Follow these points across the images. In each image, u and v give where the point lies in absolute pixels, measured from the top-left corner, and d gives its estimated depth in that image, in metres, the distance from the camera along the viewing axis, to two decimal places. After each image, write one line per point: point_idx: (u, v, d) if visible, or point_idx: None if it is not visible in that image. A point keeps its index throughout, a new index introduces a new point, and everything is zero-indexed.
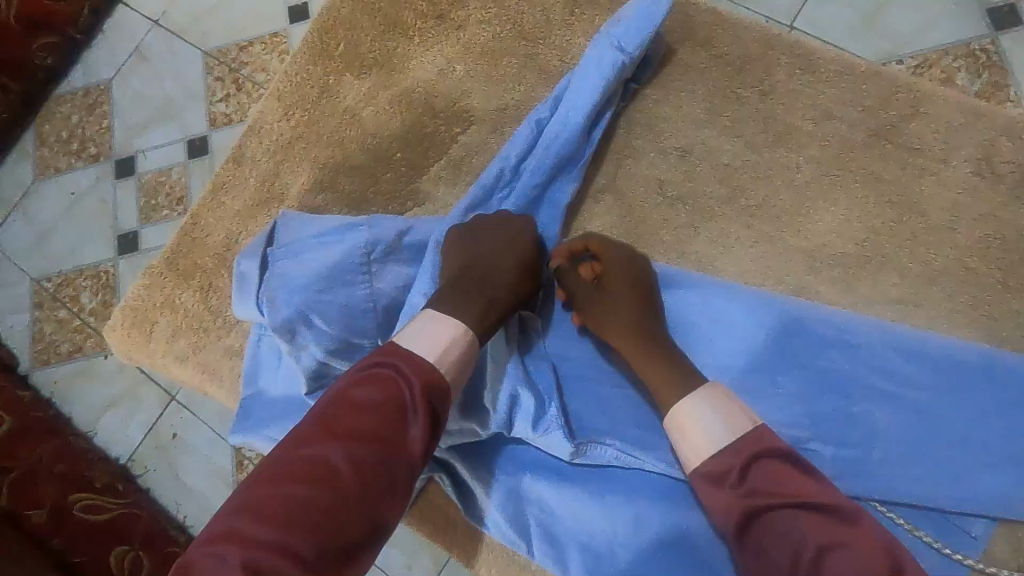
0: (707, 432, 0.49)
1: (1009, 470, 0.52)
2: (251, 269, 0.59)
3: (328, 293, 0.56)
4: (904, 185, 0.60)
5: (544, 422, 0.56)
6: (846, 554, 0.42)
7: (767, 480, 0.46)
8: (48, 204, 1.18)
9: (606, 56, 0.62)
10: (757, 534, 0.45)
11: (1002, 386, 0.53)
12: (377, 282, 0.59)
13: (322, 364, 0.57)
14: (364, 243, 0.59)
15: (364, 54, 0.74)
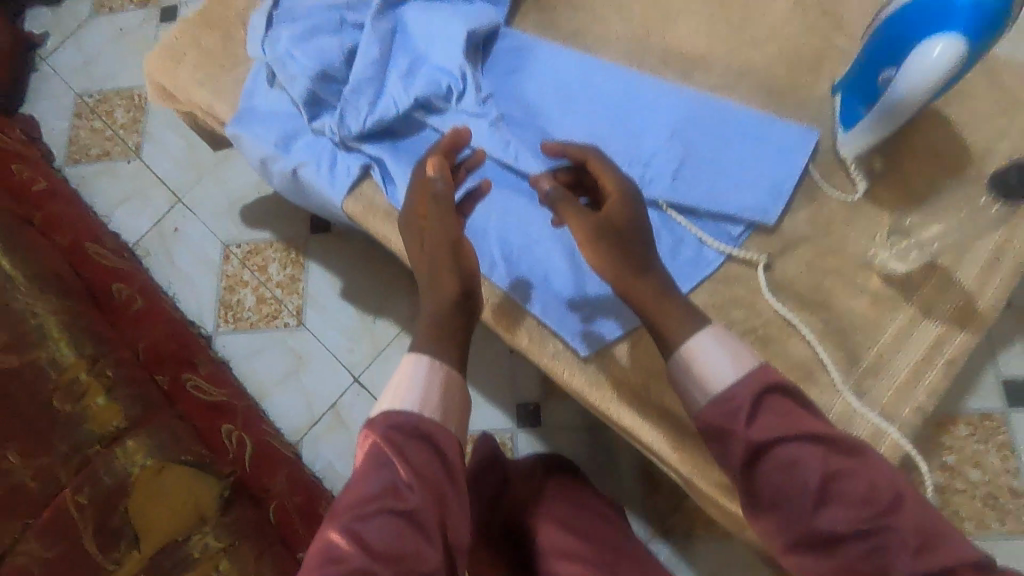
0: (725, 369, 0.60)
1: (765, 193, 0.74)
2: (260, 22, 0.85)
3: (312, 40, 0.82)
4: (740, 13, 0.83)
5: (403, 144, 0.82)
6: (852, 480, 0.54)
7: (774, 413, 0.58)
8: (99, 36, 1.62)
9: None
10: (763, 467, 0.57)
11: (772, 139, 0.76)
12: (346, 37, 0.82)
13: (311, 90, 0.82)
14: (342, 11, 0.83)
15: None
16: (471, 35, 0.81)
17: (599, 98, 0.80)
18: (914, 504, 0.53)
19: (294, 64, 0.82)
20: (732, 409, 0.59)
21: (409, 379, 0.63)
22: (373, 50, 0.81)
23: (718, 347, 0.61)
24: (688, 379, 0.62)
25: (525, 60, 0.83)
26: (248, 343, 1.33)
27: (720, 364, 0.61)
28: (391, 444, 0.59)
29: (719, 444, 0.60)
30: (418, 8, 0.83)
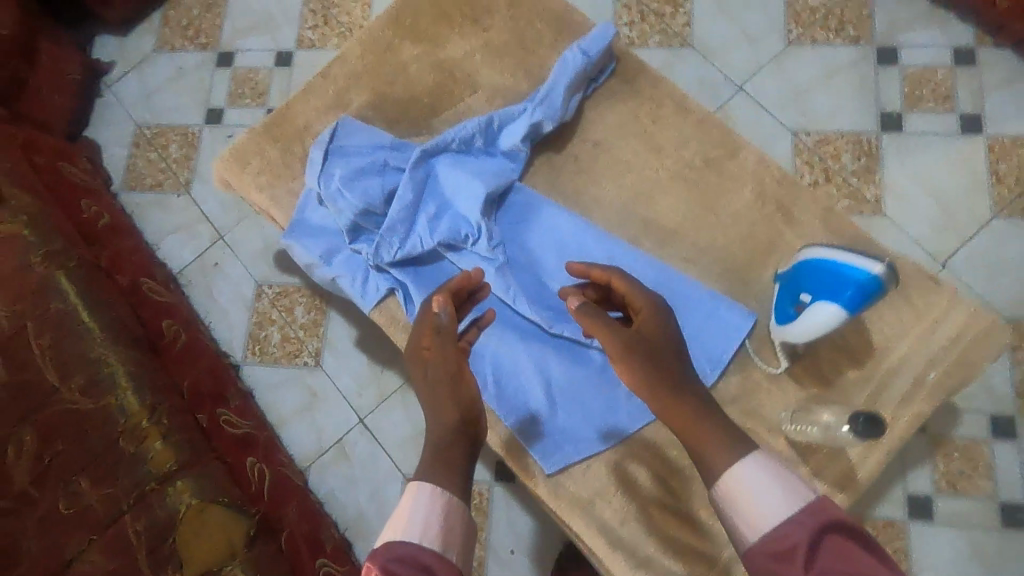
0: (774, 504, 0.68)
1: (706, 362, 0.92)
2: (318, 155, 1.02)
3: (359, 180, 0.99)
4: (713, 195, 1.00)
5: (424, 273, 1.01)
6: None
7: (834, 554, 0.63)
8: (160, 71, 1.78)
9: (537, 109, 0.99)
10: None
11: (720, 315, 0.93)
12: (387, 179, 1.01)
13: (355, 221, 1.00)
14: (387, 156, 1.02)
15: (423, 32, 1.13)
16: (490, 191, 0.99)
17: (588, 257, 0.98)
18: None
19: (342, 197, 0.99)
20: (790, 545, 0.65)
21: (419, 504, 0.74)
22: (408, 195, 0.99)
23: (767, 483, 0.70)
24: (740, 511, 0.70)
25: (531, 214, 1.00)
26: (270, 376, 1.53)
27: (769, 499, 0.69)
28: (398, 561, 0.68)
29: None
30: (449, 162, 1.00)
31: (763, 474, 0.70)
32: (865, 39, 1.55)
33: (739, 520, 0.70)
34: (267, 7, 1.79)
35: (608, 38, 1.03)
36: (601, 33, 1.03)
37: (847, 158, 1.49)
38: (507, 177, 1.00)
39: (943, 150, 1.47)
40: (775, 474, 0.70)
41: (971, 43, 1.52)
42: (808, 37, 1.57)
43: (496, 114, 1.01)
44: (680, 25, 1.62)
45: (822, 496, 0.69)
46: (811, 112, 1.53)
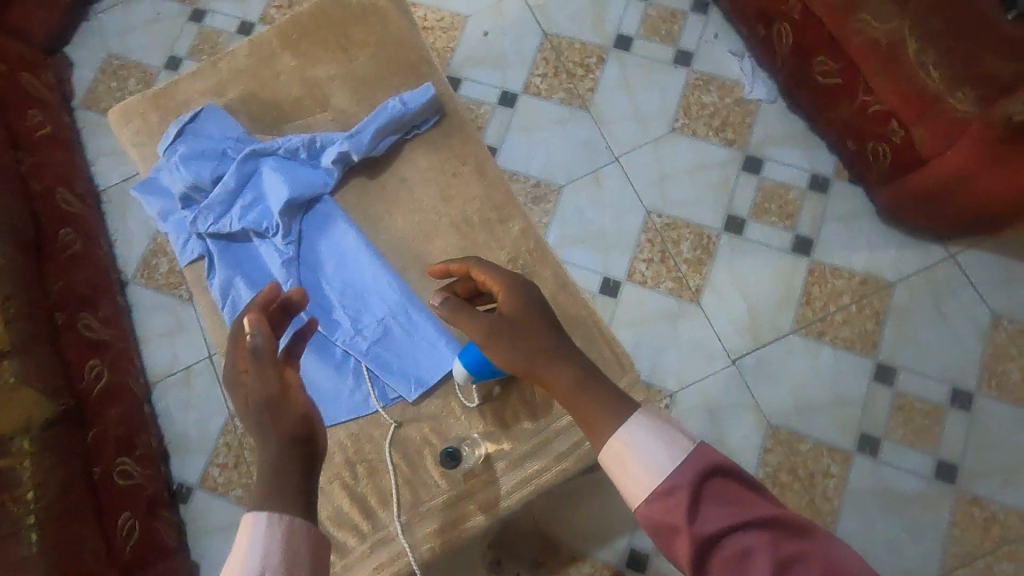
0: (660, 458, 0.82)
1: (415, 382, 1.12)
2: (173, 130, 1.23)
3: (196, 160, 1.20)
4: (476, 250, 1.18)
5: (230, 248, 1.21)
6: (801, 564, 0.73)
7: (714, 495, 0.79)
8: (141, 11, 2.00)
9: (350, 139, 1.19)
10: (719, 555, 0.76)
11: (438, 345, 1.13)
12: (220, 165, 1.21)
13: (186, 192, 1.21)
14: (226, 146, 1.22)
15: (300, 48, 1.32)
16: (295, 196, 1.18)
17: (357, 271, 1.18)
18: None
19: (179, 170, 1.20)
20: (674, 498, 0.80)
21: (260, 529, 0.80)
22: (230, 183, 1.19)
23: (650, 435, 0.85)
24: (633, 471, 0.84)
25: (326, 224, 1.20)
26: (150, 298, 1.74)
27: (654, 454, 0.83)
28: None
29: (665, 530, 0.80)
30: (272, 164, 1.20)
31: (647, 437, 0.84)
32: (738, 145, 1.70)
33: (628, 478, 0.84)
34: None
35: (429, 97, 1.21)
36: (424, 93, 1.22)
37: (685, 246, 1.65)
38: (315, 189, 1.19)
39: (770, 262, 1.62)
40: (658, 435, 0.84)
41: (829, 173, 1.65)
42: (689, 129, 1.72)
43: (319, 136, 1.21)
44: (585, 88, 1.78)
45: (701, 444, 0.84)
46: (668, 197, 1.68)
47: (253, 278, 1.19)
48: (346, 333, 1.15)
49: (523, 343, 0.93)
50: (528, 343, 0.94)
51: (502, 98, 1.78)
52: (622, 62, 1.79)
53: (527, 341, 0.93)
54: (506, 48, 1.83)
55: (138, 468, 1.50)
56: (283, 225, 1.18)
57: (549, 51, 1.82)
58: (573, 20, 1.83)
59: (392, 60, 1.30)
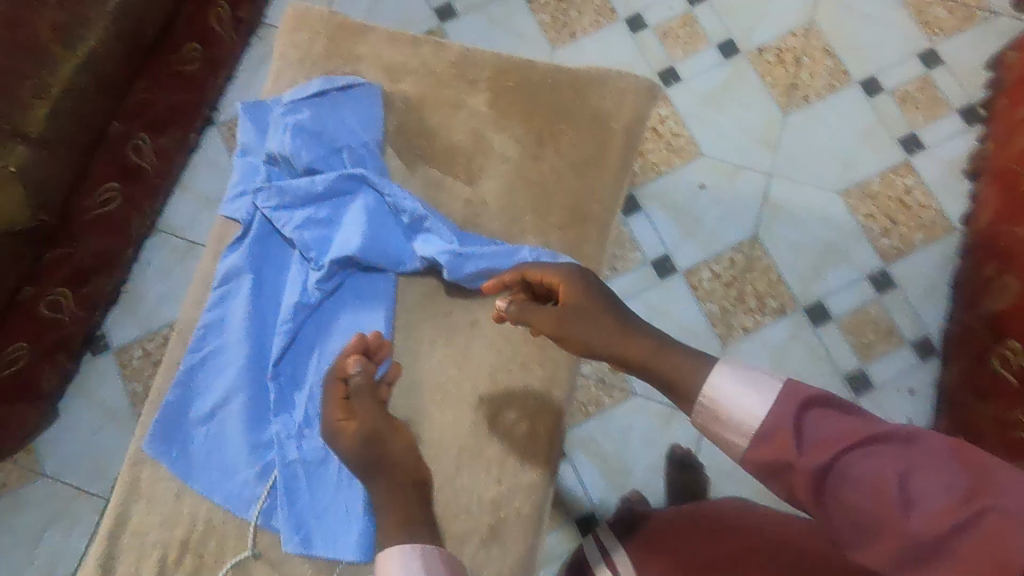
0: (754, 397, 0.68)
1: (301, 533, 0.91)
2: (315, 87, 1.02)
3: (307, 135, 0.99)
4: (472, 458, 0.95)
5: (267, 242, 1.02)
6: (926, 478, 0.58)
7: (820, 423, 0.64)
8: None
9: (454, 248, 0.95)
10: (831, 488, 0.61)
11: (352, 521, 0.91)
12: (323, 160, 1.00)
13: (275, 155, 1.01)
14: (345, 146, 1.01)
15: (502, 102, 1.07)
16: (358, 256, 0.96)
17: None
18: (1005, 492, 0.55)
19: (283, 130, 1.00)
20: (775, 437, 0.65)
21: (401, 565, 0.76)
22: (316, 187, 0.99)
23: (736, 376, 0.71)
24: (724, 422, 0.70)
25: (366, 302, 0.99)
26: (217, 155, 1.57)
27: (747, 398, 0.68)
28: None
29: (780, 474, 0.65)
30: (368, 203, 0.99)
31: (734, 384, 0.70)
32: None
33: (731, 432, 0.70)
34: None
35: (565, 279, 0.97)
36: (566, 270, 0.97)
37: None
38: (384, 264, 0.98)
39: None
40: (743, 375, 0.70)
41: None
42: None
43: (431, 215, 0.98)
44: (741, 323, 1.47)
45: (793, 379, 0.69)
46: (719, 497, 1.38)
47: (261, 288, 1.00)
48: (286, 422, 0.95)
49: (600, 321, 0.82)
50: (604, 315, 0.83)
51: (659, 261, 1.51)
52: (799, 330, 1.46)
53: (593, 328, 0.82)
54: (706, 217, 1.53)
55: (72, 307, 1.36)
56: (324, 270, 0.98)
57: (743, 256, 1.51)
58: (791, 247, 1.51)
59: (570, 190, 1.04)
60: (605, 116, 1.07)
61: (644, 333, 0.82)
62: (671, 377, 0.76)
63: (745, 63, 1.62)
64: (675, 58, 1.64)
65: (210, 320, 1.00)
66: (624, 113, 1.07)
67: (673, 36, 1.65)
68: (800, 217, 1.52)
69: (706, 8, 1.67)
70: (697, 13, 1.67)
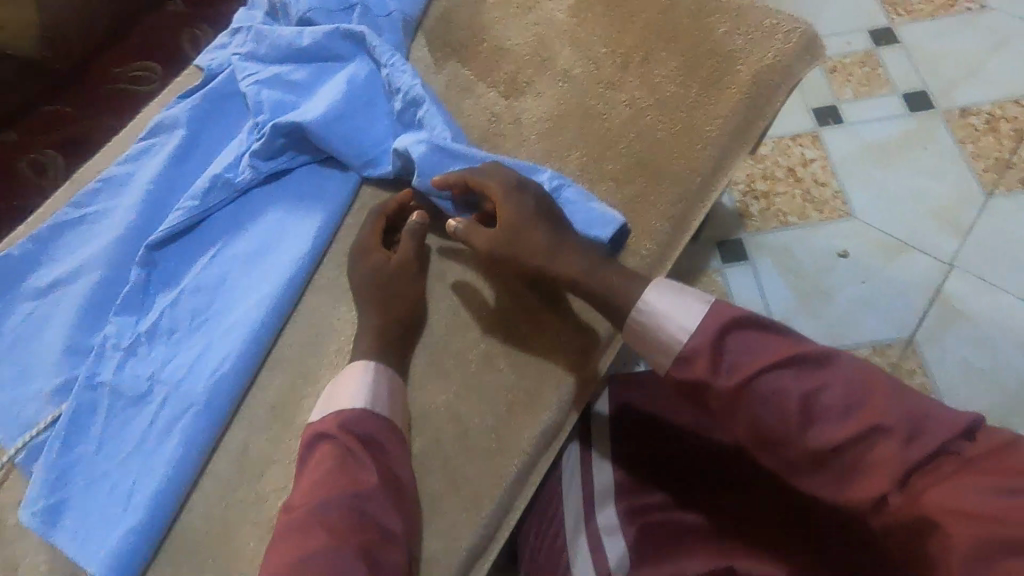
0: (682, 319, 0.54)
1: (52, 498, 0.55)
2: None
3: None
4: None
5: (225, 102, 0.75)
6: (830, 393, 0.49)
7: (739, 341, 0.52)
8: None
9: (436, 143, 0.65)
10: (742, 408, 0.51)
11: (128, 510, 0.55)
12: (326, 12, 0.73)
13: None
14: (360, 3, 0.74)
15: (587, 11, 0.77)
16: (315, 130, 0.66)
17: (240, 291, 0.64)
18: (899, 403, 0.47)
19: None
20: (693, 360, 0.53)
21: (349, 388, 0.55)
22: (302, 37, 0.71)
23: (665, 297, 0.56)
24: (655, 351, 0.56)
25: (306, 204, 0.68)
26: None
27: (671, 318, 0.54)
28: (357, 453, 0.51)
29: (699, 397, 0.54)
30: (359, 72, 0.70)
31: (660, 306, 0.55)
32: None
33: (650, 352, 0.57)
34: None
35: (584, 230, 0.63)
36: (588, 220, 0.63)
37: None
38: (347, 152, 0.68)
39: None
40: (673, 298, 0.55)
41: None
42: None
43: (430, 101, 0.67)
44: None
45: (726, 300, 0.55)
46: None
47: (190, 152, 0.73)
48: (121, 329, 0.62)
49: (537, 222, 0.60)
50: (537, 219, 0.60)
51: None
52: None
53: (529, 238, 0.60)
54: (841, 296, 1.08)
55: (56, 173, 1.11)
56: (264, 140, 0.67)
57: (882, 363, 1.03)
58: (963, 372, 1.02)
59: (646, 135, 0.68)
60: (732, 52, 0.71)
61: (582, 244, 0.60)
62: (610, 303, 0.58)
63: (938, 122, 1.21)
64: (842, 96, 1.26)
65: (114, 174, 0.73)
66: (764, 54, 0.70)
67: (845, 72, 1.29)
68: (987, 334, 1.03)
69: (897, 51, 1.30)
70: (883, 54, 1.30)
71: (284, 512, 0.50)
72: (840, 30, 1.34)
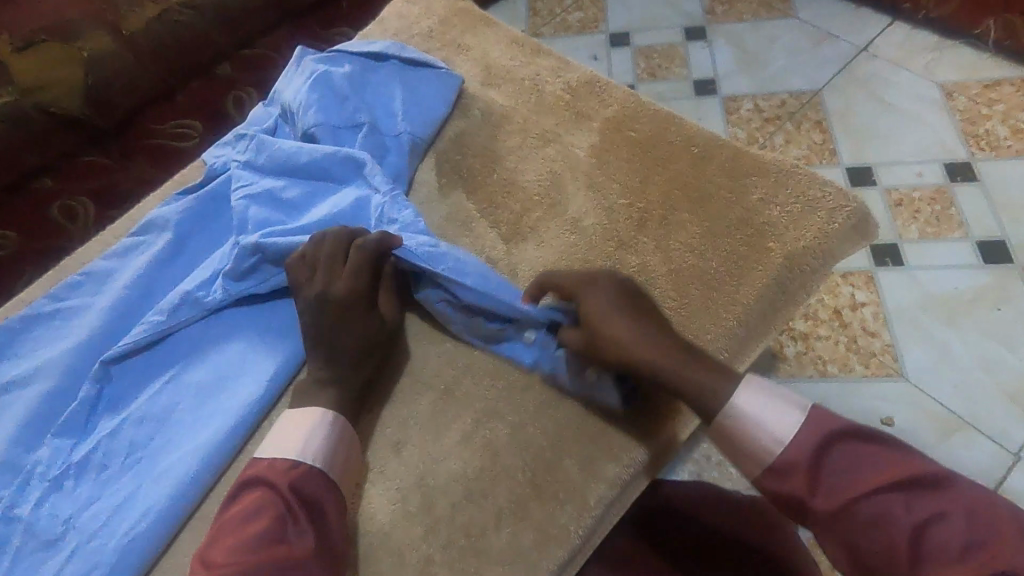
0: (781, 418, 0.46)
1: None
2: (377, 48, 0.75)
3: (331, 93, 0.71)
4: None
5: (218, 207, 0.72)
6: (953, 527, 0.39)
7: (840, 461, 0.44)
8: None
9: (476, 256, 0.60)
10: (837, 532, 0.43)
11: None
12: (332, 129, 0.70)
13: (285, 107, 0.73)
14: (369, 125, 0.70)
15: (611, 153, 0.70)
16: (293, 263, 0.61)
17: (182, 430, 0.59)
18: None
19: (306, 79, 0.72)
20: (789, 468, 0.45)
21: (294, 425, 0.52)
22: (300, 154, 0.67)
23: (757, 395, 0.48)
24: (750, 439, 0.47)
25: (271, 337, 0.62)
26: None
27: (766, 411, 0.47)
28: (289, 502, 0.47)
29: (790, 512, 0.46)
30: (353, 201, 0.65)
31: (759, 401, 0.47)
32: None
33: (741, 462, 0.48)
34: (779, 57, 1.40)
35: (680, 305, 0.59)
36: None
37: None
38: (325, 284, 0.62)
39: None
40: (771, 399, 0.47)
41: None
42: None
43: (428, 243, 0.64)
44: None
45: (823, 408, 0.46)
46: None
47: (173, 258, 0.69)
48: (54, 456, 0.58)
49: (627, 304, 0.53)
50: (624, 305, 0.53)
51: None
52: None
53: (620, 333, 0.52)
54: None
55: (87, 220, 1.15)
56: (238, 266, 0.62)
57: None
58: None
59: None
60: (765, 225, 0.63)
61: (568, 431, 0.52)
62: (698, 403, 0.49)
63: (1016, 280, 1.07)
64: (906, 235, 1.14)
65: (93, 269, 0.70)
66: (802, 233, 0.62)
67: (912, 206, 1.17)
68: None
69: (974, 190, 1.17)
70: (957, 192, 1.17)
71: (197, 570, 0.44)
72: (910, 159, 1.23)
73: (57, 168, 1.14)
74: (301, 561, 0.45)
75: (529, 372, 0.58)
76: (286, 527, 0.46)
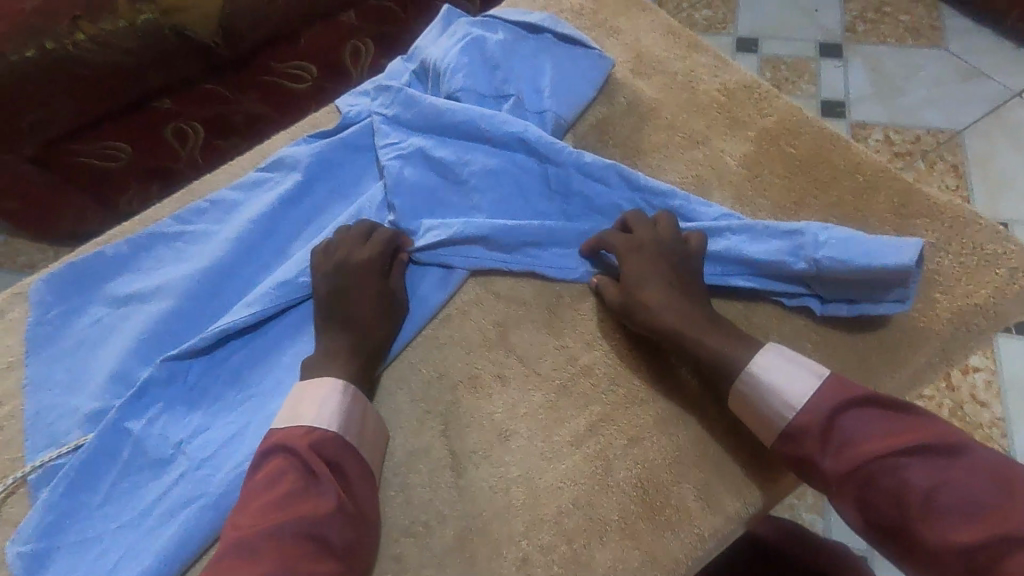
0: (796, 385, 0.48)
1: (43, 543, 0.52)
2: (533, 19, 0.72)
3: (483, 59, 0.68)
4: None
5: (348, 158, 0.71)
6: (960, 489, 0.41)
7: (864, 425, 0.45)
8: None
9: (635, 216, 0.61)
10: (855, 493, 0.44)
11: None
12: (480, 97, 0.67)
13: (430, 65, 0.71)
14: (517, 98, 0.68)
15: (765, 166, 0.65)
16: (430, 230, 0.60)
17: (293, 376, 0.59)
18: None
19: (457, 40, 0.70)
20: (817, 438, 0.46)
21: (306, 390, 0.51)
22: (445, 118, 0.65)
23: (776, 361, 0.49)
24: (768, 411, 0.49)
25: None
26: None
27: (785, 382, 0.48)
28: (309, 464, 0.47)
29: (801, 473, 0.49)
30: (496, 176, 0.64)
31: (778, 367, 0.49)
32: None
33: (758, 429, 0.50)
34: (919, 89, 1.30)
35: (869, 266, 0.52)
36: (793, 245, 0.55)
37: None
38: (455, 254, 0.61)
39: None
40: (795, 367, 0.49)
41: None
42: None
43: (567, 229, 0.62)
44: None
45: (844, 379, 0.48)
46: None
47: (298, 199, 0.69)
48: None
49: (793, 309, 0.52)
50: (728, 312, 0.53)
51: None
52: None
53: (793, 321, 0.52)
54: None
55: (198, 147, 1.14)
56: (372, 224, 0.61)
57: None
58: None
59: (792, 342, 0.56)
60: (933, 273, 0.58)
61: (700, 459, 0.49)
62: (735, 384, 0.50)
63: None
64: None
65: (218, 198, 0.71)
66: (975, 288, 0.57)
67: None
68: None
69: None
70: None
71: (226, 538, 0.44)
72: None
73: (176, 89, 1.11)
74: (329, 524, 0.44)
75: (654, 384, 0.55)
76: (309, 489, 0.46)
